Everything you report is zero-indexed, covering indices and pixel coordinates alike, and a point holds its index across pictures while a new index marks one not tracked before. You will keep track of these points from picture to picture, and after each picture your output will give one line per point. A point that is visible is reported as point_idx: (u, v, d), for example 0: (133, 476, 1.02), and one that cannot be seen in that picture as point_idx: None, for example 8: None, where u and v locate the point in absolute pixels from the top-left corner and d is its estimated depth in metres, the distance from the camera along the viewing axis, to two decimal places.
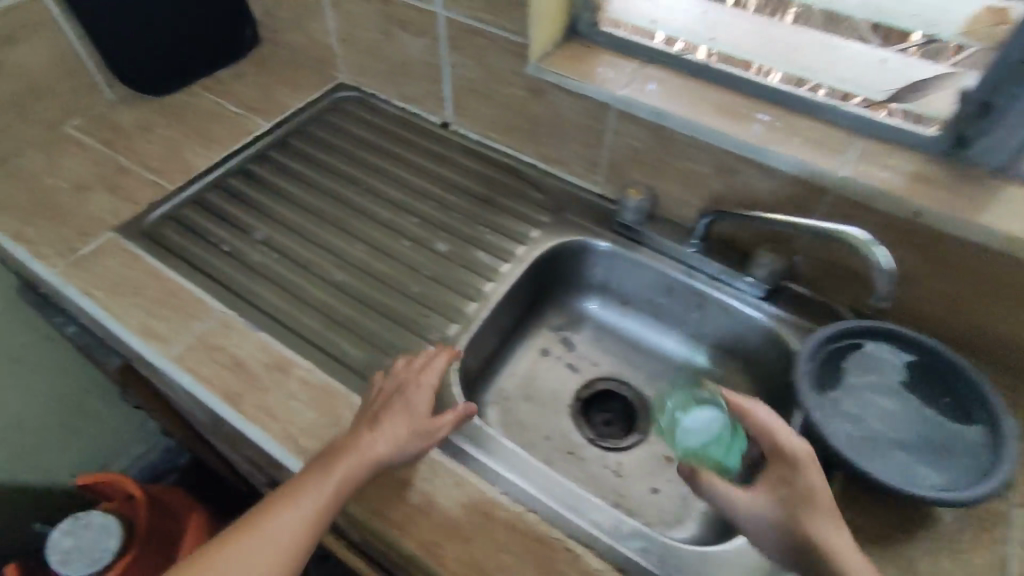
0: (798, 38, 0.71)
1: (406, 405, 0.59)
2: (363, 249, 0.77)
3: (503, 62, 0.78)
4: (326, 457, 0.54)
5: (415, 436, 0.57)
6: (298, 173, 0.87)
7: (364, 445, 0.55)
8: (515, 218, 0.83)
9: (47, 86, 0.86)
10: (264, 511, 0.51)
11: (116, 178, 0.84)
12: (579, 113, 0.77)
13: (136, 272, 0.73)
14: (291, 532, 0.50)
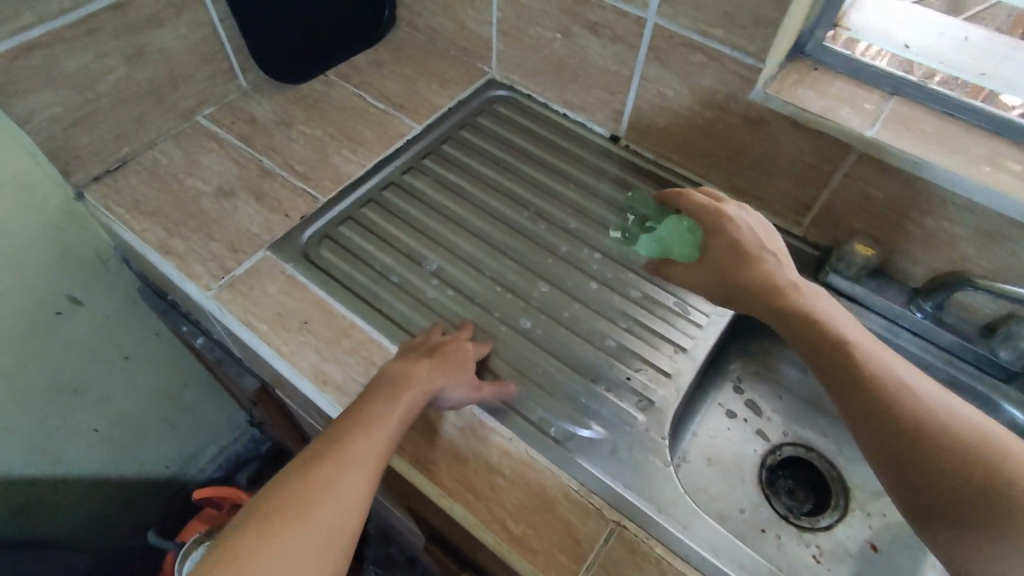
0: (1001, 50, 0.63)
1: (457, 353, 0.59)
2: (546, 288, 0.69)
3: (719, 83, 0.69)
4: (380, 387, 0.54)
5: (461, 384, 0.57)
6: (458, 188, 0.77)
7: (415, 378, 0.55)
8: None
9: (184, 72, 0.77)
10: (350, 458, 0.49)
11: (262, 183, 0.76)
12: (805, 149, 0.67)
13: (300, 302, 0.65)
14: (366, 470, 0.49)
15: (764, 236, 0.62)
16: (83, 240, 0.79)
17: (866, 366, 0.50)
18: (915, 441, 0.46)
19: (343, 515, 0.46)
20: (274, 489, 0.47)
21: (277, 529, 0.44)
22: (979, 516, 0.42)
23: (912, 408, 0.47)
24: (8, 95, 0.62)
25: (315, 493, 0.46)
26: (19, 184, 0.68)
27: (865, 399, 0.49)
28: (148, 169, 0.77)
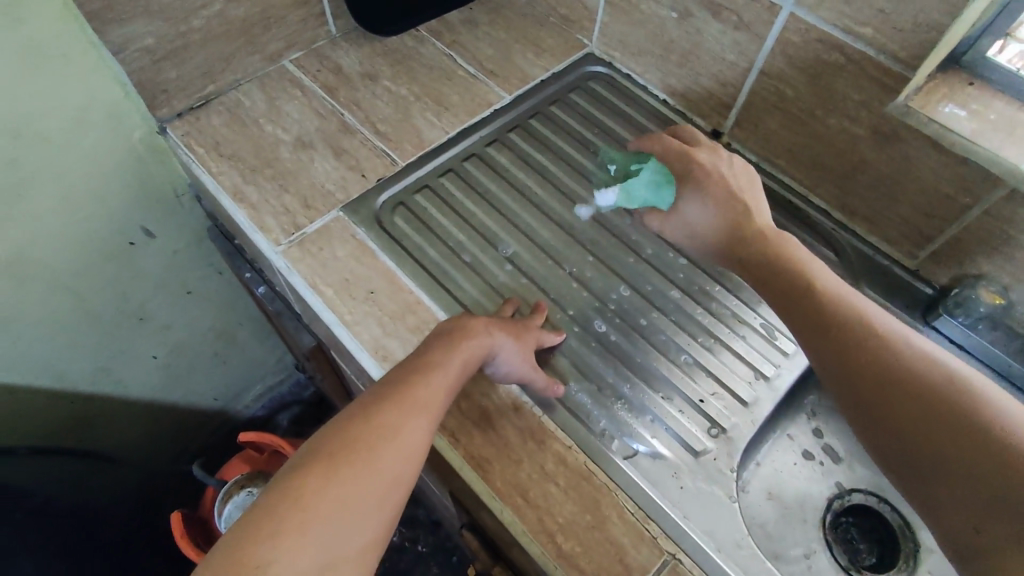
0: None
1: (518, 327, 0.57)
2: (625, 291, 0.65)
3: (853, 88, 0.61)
4: (439, 337, 0.53)
5: (522, 352, 0.55)
6: (542, 168, 0.73)
7: (474, 333, 0.54)
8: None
9: (276, 14, 0.74)
10: (411, 404, 0.47)
11: (341, 139, 0.73)
12: (943, 173, 0.59)
13: (368, 270, 0.63)
14: (425, 418, 0.48)
15: (742, 184, 0.60)
16: (161, 174, 0.78)
17: (859, 342, 0.48)
18: (896, 397, 0.45)
19: (403, 458, 0.45)
20: (334, 427, 0.45)
21: (337, 471, 0.42)
22: (956, 470, 0.42)
23: (893, 362, 0.46)
24: (107, 22, 0.61)
25: (377, 436, 0.45)
26: (108, 113, 0.68)
27: (847, 359, 0.48)
28: (231, 111, 0.75)
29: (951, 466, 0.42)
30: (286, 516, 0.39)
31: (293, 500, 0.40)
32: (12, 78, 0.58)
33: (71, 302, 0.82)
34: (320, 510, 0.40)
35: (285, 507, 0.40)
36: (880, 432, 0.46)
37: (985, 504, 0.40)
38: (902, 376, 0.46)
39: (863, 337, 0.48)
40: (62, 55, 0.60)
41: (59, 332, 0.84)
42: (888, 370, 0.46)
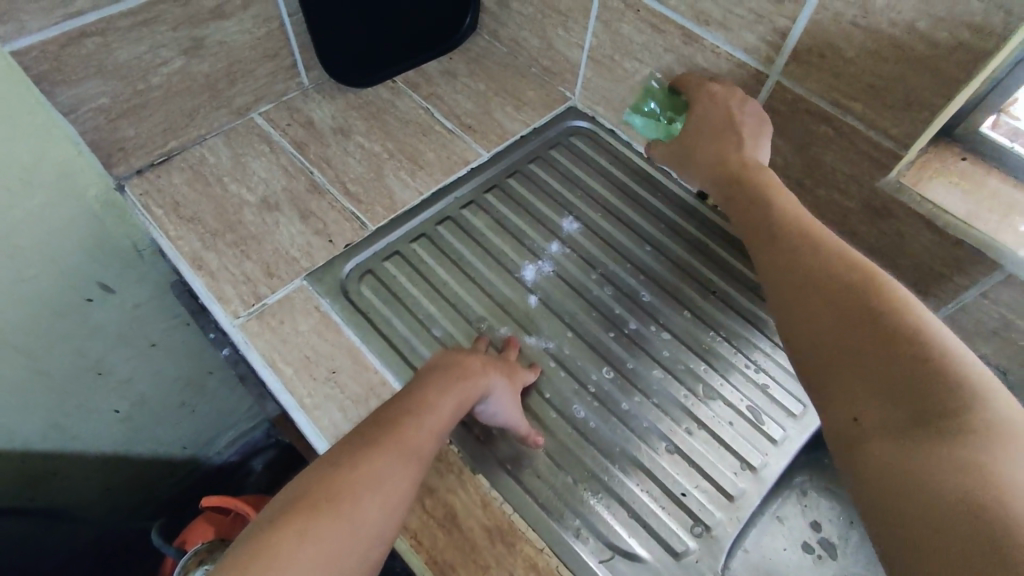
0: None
1: (512, 368, 0.57)
2: (607, 371, 0.61)
3: (842, 161, 0.58)
4: (435, 376, 0.51)
5: (511, 398, 0.54)
6: (518, 231, 0.69)
7: (468, 375, 0.52)
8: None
9: (243, 67, 0.71)
10: (403, 449, 0.45)
11: (308, 200, 0.69)
12: (938, 251, 0.56)
13: (330, 347, 0.59)
14: (414, 466, 0.45)
15: (750, 114, 0.59)
16: (119, 231, 0.74)
17: (845, 289, 0.43)
18: (844, 329, 0.42)
19: (387, 509, 0.42)
20: (321, 468, 0.43)
21: (311, 518, 0.39)
22: (888, 407, 0.38)
23: (854, 296, 0.42)
24: (55, 83, 0.58)
25: (362, 477, 0.42)
26: (59, 173, 0.64)
27: (808, 293, 0.45)
28: (194, 167, 0.72)
29: (885, 403, 0.38)
30: (260, 560, 0.36)
31: (274, 545, 0.37)
32: None
33: (19, 362, 0.77)
34: (299, 555, 0.37)
35: (263, 552, 0.37)
36: (832, 378, 0.42)
37: (906, 441, 0.36)
38: (878, 329, 0.40)
39: (830, 273, 0.45)
40: (7, 118, 0.56)
41: (9, 392, 0.79)
42: (863, 321, 0.41)
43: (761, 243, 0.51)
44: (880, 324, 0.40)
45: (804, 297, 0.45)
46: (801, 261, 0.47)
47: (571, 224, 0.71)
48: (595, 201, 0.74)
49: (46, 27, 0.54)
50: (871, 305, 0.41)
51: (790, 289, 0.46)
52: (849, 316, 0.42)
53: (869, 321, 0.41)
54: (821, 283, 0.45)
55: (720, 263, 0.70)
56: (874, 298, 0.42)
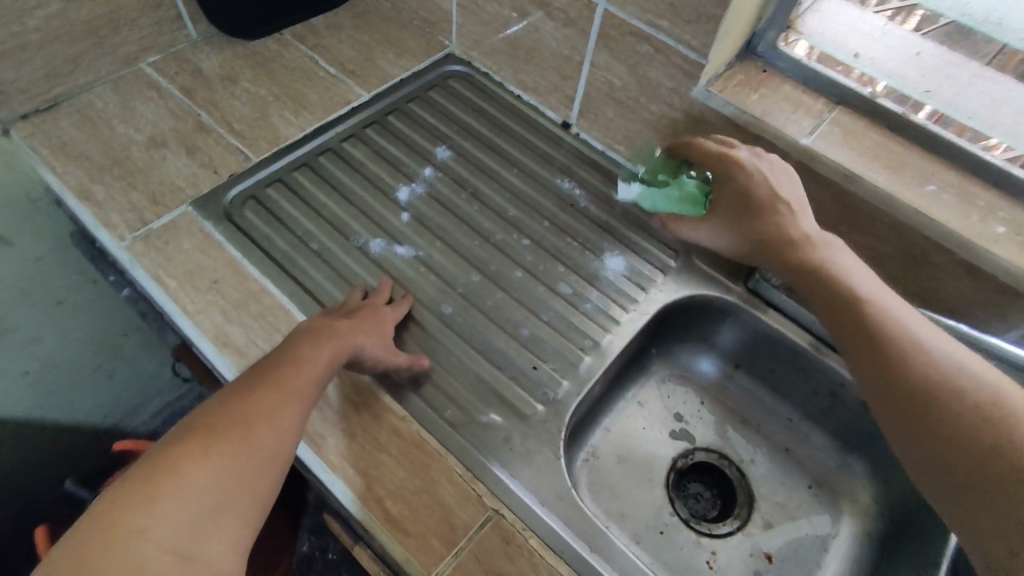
0: (958, 73, 0.62)
1: (377, 316, 0.60)
2: (475, 276, 0.68)
3: (665, 76, 0.67)
4: (314, 332, 0.55)
5: (381, 342, 0.58)
6: (395, 159, 0.75)
7: (345, 328, 0.56)
8: (644, 261, 0.72)
9: (124, 16, 0.75)
10: (294, 393, 0.50)
11: (195, 138, 0.74)
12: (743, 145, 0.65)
13: (211, 261, 0.64)
14: (301, 405, 0.50)
15: (779, 179, 0.60)
16: (10, 180, 0.77)
17: (914, 365, 0.51)
18: (931, 410, 0.49)
19: (282, 440, 0.48)
20: (212, 407, 0.47)
21: (205, 445, 0.44)
22: (975, 474, 0.45)
23: (934, 382, 0.49)
24: None
25: (251, 414, 0.47)
26: None
27: (940, 394, 0.49)
28: (81, 112, 0.75)
29: (970, 469, 0.46)
30: (159, 481, 0.41)
31: (172, 469, 0.42)
32: None
33: None
34: (197, 476, 0.43)
35: (162, 474, 0.42)
36: (929, 454, 0.48)
37: (988, 495, 0.44)
38: (949, 401, 0.48)
39: (907, 357, 0.51)
40: None
41: None
42: (938, 395, 0.49)
43: (831, 317, 0.57)
44: (959, 399, 0.48)
45: (882, 369, 0.52)
46: (873, 335, 0.53)
47: (444, 152, 0.77)
48: (468, 134, 0.80)
49: None
50: (943, 382, 0.49)
51: (870, 359, 0.53)
52: (926, 390, 0.49)
53: (954, 398, 0.48)
54: (887, 356, 0.52)
55: (582, 182, 0.78)
56: (951, 376, 0.49)
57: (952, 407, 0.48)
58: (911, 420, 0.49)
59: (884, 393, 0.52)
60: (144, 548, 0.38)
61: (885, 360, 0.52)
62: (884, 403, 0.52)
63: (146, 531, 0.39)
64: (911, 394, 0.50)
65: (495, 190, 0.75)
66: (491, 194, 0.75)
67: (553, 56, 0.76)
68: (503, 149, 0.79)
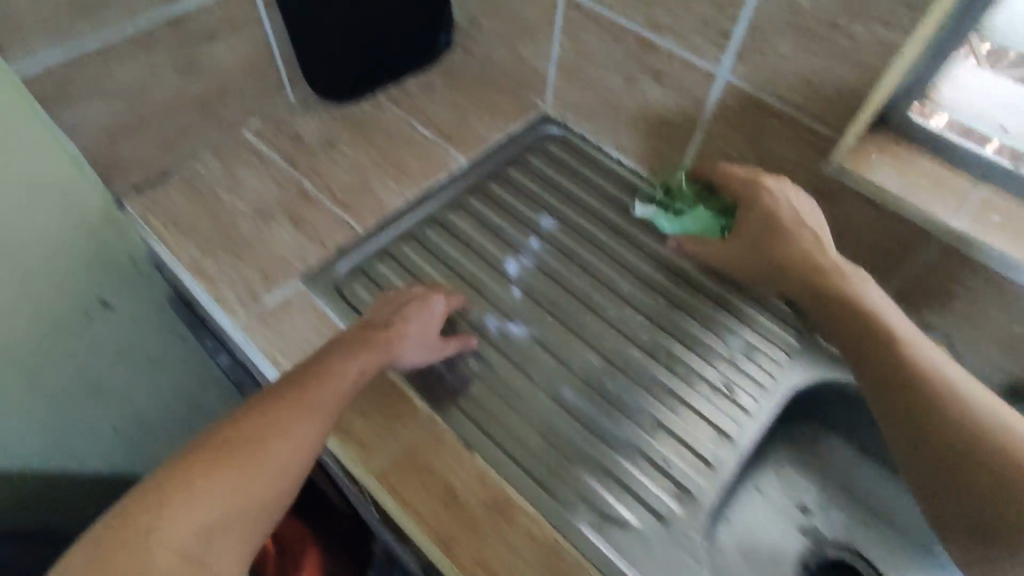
0: None
1: (423, 303, 0.62)
2: (591, 356, 0.66)
3: (790, 149, 0.64)
4: (349, 339, 0.56)
5: (423, 348, 0.60)
6: (500, 229, 0.74)
7: (388, 338, 0.57)
8: (727, 318, 0.70)
9: (233, 86, 0.76)
10: (319, 409, 0.49)
11: (299, 207, 0.74)
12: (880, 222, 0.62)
13: (325, 340, 0.63)
14: (319, 422, 0.48)
15: (782, 204, 0.61)
16: (116, 246, 0.79)
17: (955, 409, 0.46)
18: (913, 403, 0.48)
19: (300, 452, 0.46)
20: (241, 420, 0.47)
21: (220, 450, 0.44)
22: (954, 467, 0.45)
23: (974, 431, 0.45)
24: (58, 104, 0.63)
25: (268, 435, 0.46)
26: (65, 193, 0.69)
27: (980, 446, 0.44)
28: (188, 180, 0.76)
29: (1006, 526, 0.42)
30: (160, 491, 0.41)
31: (182, 484, 0.41)
32: None
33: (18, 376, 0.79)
34: (206, 498, 0.41)
35: (173, 497, 0.41)
36: (967, 509, 0.44)
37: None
38: (991, 454, 0.44)
39: (952, 393, 0.47)
40: (19, 142, 0.60)
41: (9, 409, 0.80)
42: (976, 444, 0.44)
43: (857, 351, 0.54)
44: (997, 450, 0.44)
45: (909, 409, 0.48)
46: (906, 371, 0.49)
47: (547, 221, 0.76)
48: (570, 202, 0.79)
49: (50, 50, 0.59)
50: (984, 431, 0.45)
51: (895, 397, 0.49)
52: (965, 438, 0.45)
53: (998, 453, 0.44)
54: (925, 398, 0.48)
55: None
56: (991, 425, 0.45)
57: (993, 461, 0.44)
58: (943, 469, 0.45)
59: (915, 436, 0.47)
60: (153, 552, 0.38)
61: (916, 399, 0.48)
62: (908, 441, 0.48)
63: (157, 533, 0.39)
64: (945, 442, 0.46)
65: (603, 262, 0.73)
66: (600, 265, 0.73)
67: (662, 123, 0.74)
68: (606, 216, 0.77)
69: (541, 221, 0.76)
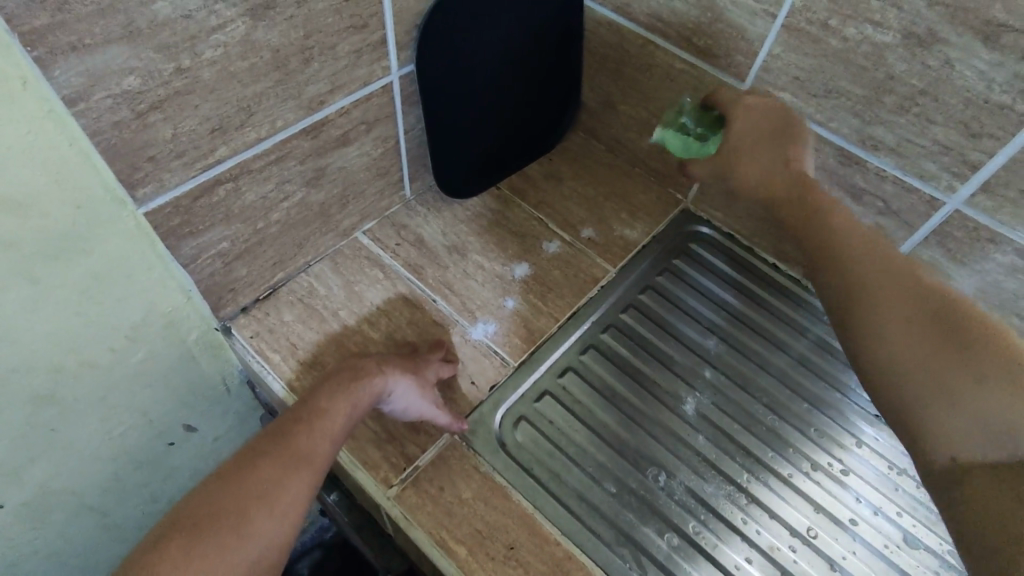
0: None
1: (416, 361, 0.58)
2: (801, 521, 0.57)
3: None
4: (332, 379, 0.52)
5: (416, 385, 0.55)
6: (667, 359, 0.66)
7: (369, 373, 0.53)
8: (835, 421, 0.63)
9: (357, 189, 0.66)
10: (290, 460, 0.46)
11: (440, 334, 0.64)
12: None
13: (502, 517, 0.54)
14: (304, 474, 0.46)
15: (779, 120, 0.60)
16: (211, 371, 0.67)
17: (879, 267, 0.51)
18: (890, 309, 0.49)
19: (275, 525, 0.44)
20: (213, 489, 0.44)
21: (187, 543, 0.41)
22: (939, 373, 0.45)
23: (938, 302, 0.47)
24: (182, 236, 0.52)
25: (243, 511, 0.43)
26: (166, 323, 0.57)
27: (945, 313, 0.47)
28: (304, 301, 0.65)
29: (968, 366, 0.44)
30: None
31: None
32: (64, 312, 0.48)
33: (91, 521, 0.67)
34: None
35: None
36: (929, 363, 0.46)
37: (989, 418, 0.43)
38: (958, 318, 0.46)
39: (897, 285, 0.49)
40: (127, 274, 0.50)
41: (79, 557, 0.69)
42: (932, 305, 0.47)
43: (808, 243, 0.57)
44: (957, 309, 0.47)
45: (855, 276, 0.52)
46: (845, 244, 0.53)
47: (717, 346, 0.67)
48: (734, 319, 0.70)
49: (183, 181, 0.48)
50: (921, 287, 0.49)
51: (860, 277, 0.51)
52: (907, 295, 0.49)
53: (939, 308, 0.47)
54: (868, 268, 0.51)
55: None
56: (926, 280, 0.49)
57: (943, 316, 0.47)
58: (935, 333, 0.46)
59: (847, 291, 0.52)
60: None
61: (862, 267, 0.52)
62: (860, 302, 0.51)
63: None
64: (901, 302, 0.48)
65: (788, 399, 0.64)
66: (784, 403, 0.64)
67: None
68: (778, 337, 0.69)
69: (708, 346, 0.67)
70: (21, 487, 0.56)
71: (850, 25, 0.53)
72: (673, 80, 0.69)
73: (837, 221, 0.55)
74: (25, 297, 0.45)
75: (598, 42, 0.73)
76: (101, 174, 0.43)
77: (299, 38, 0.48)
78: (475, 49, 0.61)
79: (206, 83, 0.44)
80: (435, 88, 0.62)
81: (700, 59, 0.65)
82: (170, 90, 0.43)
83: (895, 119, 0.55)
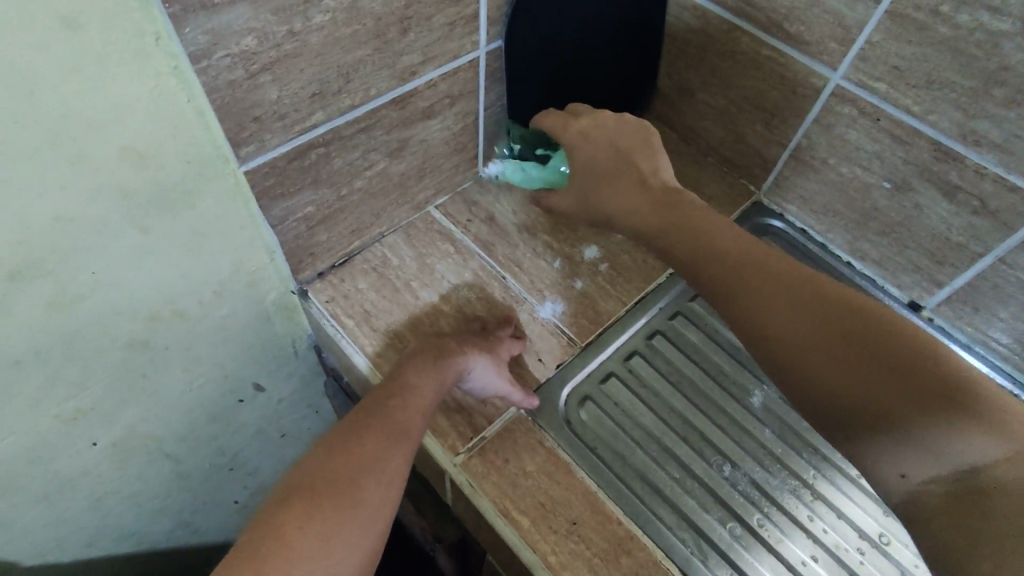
0: None
1: (489, 338, 0.59)
2: (869, 523, 0.56)
3: None
4: (415, 358, 0.54)
5: (494, 360, 0.56)
6: (735, 350, 0.65)
7: (450, 350, 0.55)
8: None
9: (434, 164, 0.67)
10: (390, 429, 0.48)
11: (508, 311, 0.65)
12: None
13: (566, 493, 0.54)
14: (404, 442, 0.48)
15: (628, 138, 0.59)
16: (284, 332, 0.69)
17: (769, 296, 0.48)
18: (789, 343, 0.46)
19: (385, 488, 0.45)
20: (323, 456, 0.45)
21: (308, 504, 0.42)
22: (869, 399, 0.42)
23: (838, 321, 0.45)
24: (275, 197, 0.54)
25: (357, 475, 0.44)
26: (250, 281, 0.60)
27: (849, 335, 0.44)
28: (378, 270, 0.67)
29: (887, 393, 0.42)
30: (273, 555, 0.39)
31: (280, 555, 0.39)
32: (166, 263, 0.51)
33: (166, 467, 0.70)
34: (309, 553, 0.40)
35: (275, 559, 0.39)
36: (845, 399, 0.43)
37: (931, 444, 0.40)
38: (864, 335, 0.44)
39: (786, 317, 0.46)
40: (222, 231, 0.53)
41: (152, 499, 0.73)
42: (831, 326, 0.45)
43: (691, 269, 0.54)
44: (847, 328, 0.44)
45: (748, 313, 0.48)
46: (728, 272, 0.51)
47: None
48: None
49: (281, 143, 0.50)
50: (810, 312, 0.46)
51: (750, 315, 0.48)
52: (800, 326, 0.46)
53: (838, 330, 0.44)
54: (759, 297, 0.48)
55: None
56: (807, 302, 0.46)
57: (845, 340, 0.44)
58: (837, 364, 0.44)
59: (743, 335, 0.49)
60: None
61: (750, 304, 0.48)
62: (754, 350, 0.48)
63: None
64: (799, 337, 0.45)
65: None
66: None
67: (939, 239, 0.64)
68: None
69: None
70: (112, 427, 0.60)
71: (964, 11, 0.50)
72: (758, 68, 0.67)
73: (726, 242, 0.53)
74: (135, 245, 0.47)
75: (681, 28, 0.71)
76: (211, 132, 0.45)
77: (400, 8, 0.49)
78: (561, 27, 0.61)
79: (312, 47, 0.46)
80: (520, 67, 0.62)
81: (790, 46, 0.63)
82: (281, 53, 0.44)
83: (1003, 113, 0.52)
